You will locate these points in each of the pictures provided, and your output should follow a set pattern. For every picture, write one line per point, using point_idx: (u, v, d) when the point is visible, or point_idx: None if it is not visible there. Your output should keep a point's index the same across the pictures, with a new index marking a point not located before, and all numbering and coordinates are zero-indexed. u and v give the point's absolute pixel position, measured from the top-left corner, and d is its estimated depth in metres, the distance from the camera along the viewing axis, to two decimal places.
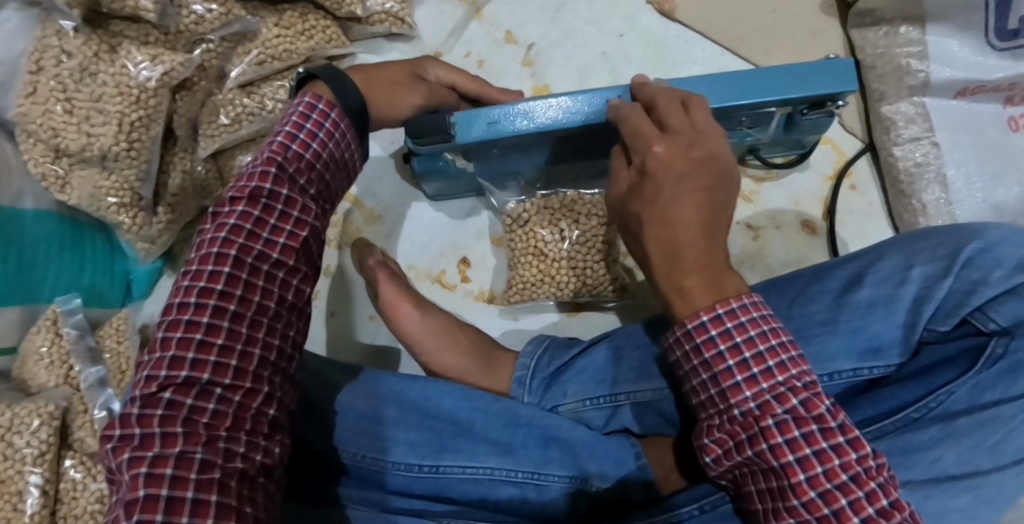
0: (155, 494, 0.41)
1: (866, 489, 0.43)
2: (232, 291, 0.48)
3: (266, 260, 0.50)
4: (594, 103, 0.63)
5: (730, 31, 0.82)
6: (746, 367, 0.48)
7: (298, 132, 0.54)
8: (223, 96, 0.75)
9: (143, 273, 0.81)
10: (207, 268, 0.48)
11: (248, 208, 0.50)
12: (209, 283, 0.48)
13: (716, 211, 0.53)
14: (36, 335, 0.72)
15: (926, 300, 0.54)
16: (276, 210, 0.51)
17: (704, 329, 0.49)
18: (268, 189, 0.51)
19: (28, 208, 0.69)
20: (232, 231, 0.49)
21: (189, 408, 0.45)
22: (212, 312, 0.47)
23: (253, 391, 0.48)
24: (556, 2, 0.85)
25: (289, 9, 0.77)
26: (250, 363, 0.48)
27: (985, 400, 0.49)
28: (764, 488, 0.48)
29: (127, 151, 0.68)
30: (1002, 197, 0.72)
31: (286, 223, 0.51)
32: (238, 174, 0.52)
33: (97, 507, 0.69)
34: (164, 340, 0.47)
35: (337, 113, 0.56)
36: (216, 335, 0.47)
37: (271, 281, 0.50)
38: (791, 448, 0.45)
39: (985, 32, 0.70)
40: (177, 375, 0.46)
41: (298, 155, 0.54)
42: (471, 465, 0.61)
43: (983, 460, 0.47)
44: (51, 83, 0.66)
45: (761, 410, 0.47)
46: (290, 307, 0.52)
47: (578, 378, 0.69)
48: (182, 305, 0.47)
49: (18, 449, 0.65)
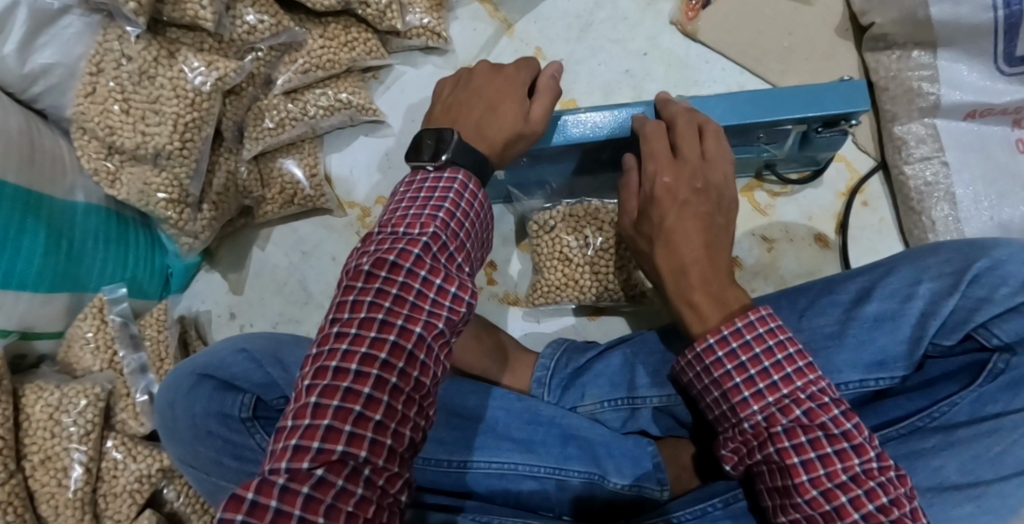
0: (288, 512, 0.38)
1: (865, 488, 0.46)
2: (369, 371, 0.44)
3: (410, 337, 0.46)
4: (618, 117, 0.67)
5: (746, 50, 0.86)
6: (752, 383, 0.52)
7: (438, 212, 0.51)
8: (269, 101, 0.80)
9: (182, 267, 0.86)
10: (359, 315, 0.46)
11: (387, 285, 0.47)
12: (350, 357, 0.44)
13: (716, 232, 0.61)
14: (82, 321, 0.75)
15: (931, 316, 0.55)
16: (415, 288, 0.47)
17: (712, 351, 0.53)
18: (407, 267, 0.47)
19: (80, 202, 0.74)
20: (372, 309, 0.46)
21: (326, 464, 0.40)
22: (361, 359, 0.44)
23: (399, 433, 0.44)
24: (584, 21, 0.89)
25: (333, 21, 0.81)
26: (385, 434, 0.43)
27: (987, 412, 0.52)
28: (772, 488, 0.51)
29: (180, 149, 0.72)
30: (1007, 217, 0.74)
31: (425, 302, 0.47)
32: (378, 241, 0.50)
33: (136, 486, 0.72)
34: (309, 386, 0.44)
35: (474, 183, 0.54)
36: (362, 384, 0.43)
37: (413, 364, 0.46)
38: (797, 450, 0.49)
39: (993, 58, 0.73)
40: (310, 444, 0.41)
41: (445, 232, 0.51)
42: (496, 460, 0.65)
43: (986, 471, 0.50)
44: (110, 85, 0.70)
45: (768, 421, 0.51)
46: (425, 392, 0.46)
47: (596, 382, 0.71)
48: (323, 369, 0.44)
49: (64, 427, 0.69)
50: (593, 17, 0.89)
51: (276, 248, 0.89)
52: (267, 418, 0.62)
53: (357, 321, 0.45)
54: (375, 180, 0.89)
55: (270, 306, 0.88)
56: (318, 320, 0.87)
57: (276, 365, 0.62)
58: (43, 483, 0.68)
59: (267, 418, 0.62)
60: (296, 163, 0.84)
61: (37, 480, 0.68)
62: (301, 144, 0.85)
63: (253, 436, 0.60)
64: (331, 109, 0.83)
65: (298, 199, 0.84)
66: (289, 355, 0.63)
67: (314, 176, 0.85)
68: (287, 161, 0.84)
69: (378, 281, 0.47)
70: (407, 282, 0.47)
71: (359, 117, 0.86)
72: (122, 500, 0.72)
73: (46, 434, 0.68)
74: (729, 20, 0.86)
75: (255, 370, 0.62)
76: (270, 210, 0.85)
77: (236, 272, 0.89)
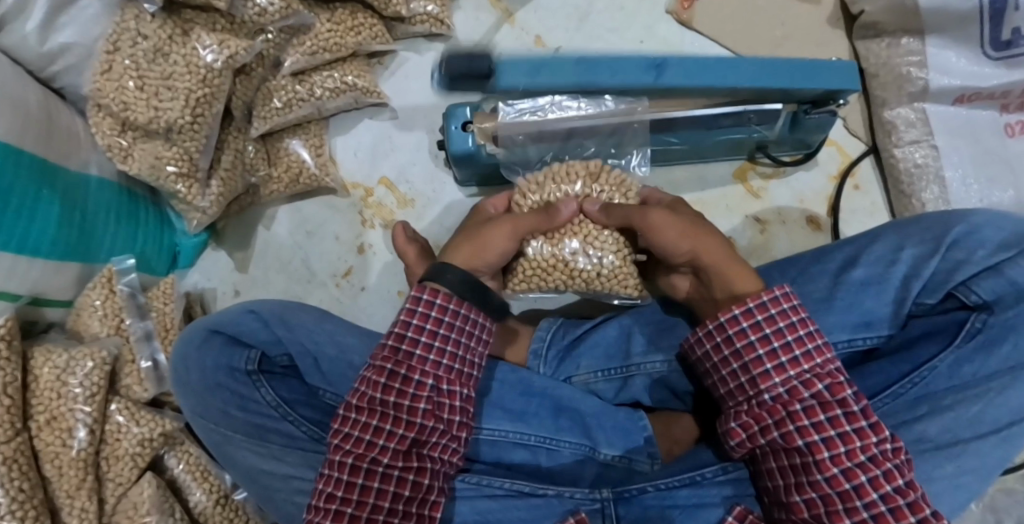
0: None
1: (883, 468, 0.51)
2: (361, 465, 0.54)
3: (381, 434, 0.54)
4: (634, 72, 0.64)
5: (740, 40, 0.88)
6: (775, 356, 0.54)
7: (425, 324, 0.57)
8: (277, 83, 0.83)
9: (189, 244, 0.89)
10: (364, 417, 0.54)
11: (385, 395, 0.55)
12: (362, 433, 0.54)
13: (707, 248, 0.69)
14: (91, 290, 0.77)
15: (915, 277, 0.59)
16: (394, 389, 0.55)
17: (737, 322, 0.55)
18: (393, 371, 0.55)
19: (94, 175, 0.75)
20: (371, 414, 0.54)
21: (338, 513, 0.53)
22: (365, 445, 0.54)
23: (389, 510, 0.54)
24: (583, 9, 0.91)
25: (340, 8, 0.84)
26: (375, 506, 0.53)
27: (964, 373, 0.56)
28: (786, 465, 0.54)
29: (191, 124, 0.74)
30: (995, 199, 0.77)
31: (399, 423, 0.54)
32: (393, 358, 0.56)
33: (138, 449, 0.74)
34: (335, 448, 0.55)
35: (455, 302, 0.58)
36: (356, 475, 0.53)
37: (386, 480, 0.54)
38: (816, 429, 0.52)
39: (980, 43, 0.76)
40: (332, 501, 0.53)
41: (422, 356, 0.57)
42: (487, 429, 0.67)
43: (964, 430, 0.55)
44: (126, 62, 0.73)
45: (790, 394, 0.53)
46: (408, 499, 0.54)
47: (591, 352, 0.73)
48: (346, 438, 0.55)
49: (70, 388, 0.70)
50: (590, 5, 0.91)
51: (281, 226, 0.91)
52: (270, 372, 0.68)
53: (376, 416, 0.54)
54: (377, 162, 0.92)
55: (274, 283, 0.90)
56: (320, 296, 0.90)
57: (282, 326, 0.65)
58: (47, 443, 0.69)
59: (271, 372, 0.68)
60: (302, 144, 0.88)
61: (41, 439, 0.69)
62: (307, 126, 0.89)
63: (259, 388, 0.66)
64: (336, 91, 0.86)
65: (303, 179, 0.87)
66: (295, 317, 0.66)
67: (320, 156, 0.88)
68: (295, 142, 0.88)
69: (404, 368, 0.56)
70: (403, 393, 0.55)
71: (364, 100, 0.88)
72: (124, 463, 0.74)
73: (52, 395, 0.70)
74: (722, 10, 0.89)
75: (262, 330, 0.66)
76: (275, 189, 0.88)
77: (243, 250, 0.91)
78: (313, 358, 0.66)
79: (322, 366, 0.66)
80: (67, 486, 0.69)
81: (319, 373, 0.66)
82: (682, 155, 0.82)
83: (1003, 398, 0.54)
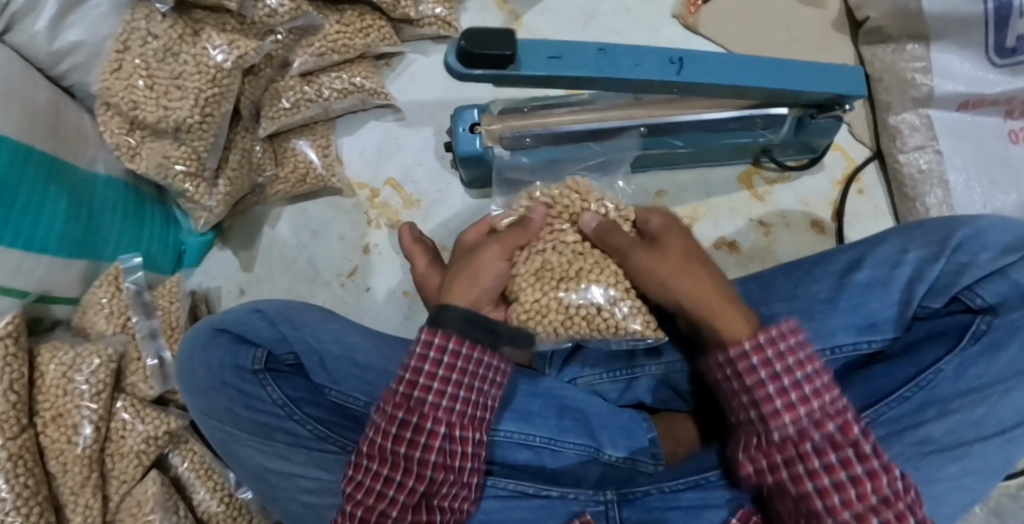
0: None
1: (895, 511, 0.49)
2: (371, 513, 0.53)
3: (391, 483, 0.53)
4: None
5: (745, 44, 0.89)
6: (785, 395, 0.51)
7: (437, 370, 0.54)
8: (285, 83, 0.83)
9: (195, 243, 0.89)
10: (375, 465, 0.54)
11: (395, 445, 0.53)
12: (373, 481, 0.54)
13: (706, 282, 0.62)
14: (97, 288, 0.77)
15: (920, 279, 0.59)
16: (405, 440, 0.53)
17: (746, 357, 0.52)
18: (403, 422, 0.53)
19: (101, 173, 0.76)
20: (381, 464, 0.54)
21: None
22: (377, 493, 0.53)
23: None
24: (589, 12, 0.92)
25: (349, 9, 0.85)
26: None
27: (971, 375, 0.56)
28: (796, 504, 0.53)
29: (200, 123, 0.75)
30: (998, 204, 0.78)
31: (409, 474, 0.53)
32: (402, 408, 0.54)
33: (143, 447, 0.75)
34: (349, 493, 0.55)
35: (468, 346, 0.55)
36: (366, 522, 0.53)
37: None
38: (827, 470, 0.50)
39: (985, 49, 0.76)
40: None
41: (433, 404, 0.54)
42: (490, 429, 0.66)
43: (969, 433, 0.55)
44: (135, 61, 0.73)
45: (800, 435, 0.51)
46: None
47: (595, 354, 0.73)
48: (360, 483, 0.54)
49: (76, 385, 0.70)
50: (596, 8, 0.92)
51: (287, 226, 0.92)
52: (277, 370, 0.68)
53: (387, 466, 0.53)
54: (382, 162, 0.92)
55: (278, 282, 0.90)
56: (325, 296, 0.90)
57: (287, 324, 0.65)
58: (53, 439, 0.69)
59: (277, 370, 0.68)
60: (308, 144, 0.88)
61: (47, 436, 0.69)
62: (314, 127, 0.90)
63: (265, 387, 0.66)
64: (344, 92, 0.86)
65: (310, 179, 0.88)
66: (299, 315, 0.66)
67: (327, 157, 0.89)
68: (301, 142, 0.88)
69: (415, 416, 0.53)
70: (413, 444, 0.53)
71: (371, 101, 0.89)
72: (129, 460, 0.74)
73: (58, 392, 0.70)
74: (728, 14, 0.89)
75: (266, 328, 0.66)
76: (282, 189, 0.88)
77: (248, 250, 0.92)
78: (318, 356, 0.66)
79: (327, 365, 0.66)
80: (72, 482, 0.69)
81: (324, 371, 0.66)
82: (687, 157, 0.82)
83: (1006, 400, 0.55)
